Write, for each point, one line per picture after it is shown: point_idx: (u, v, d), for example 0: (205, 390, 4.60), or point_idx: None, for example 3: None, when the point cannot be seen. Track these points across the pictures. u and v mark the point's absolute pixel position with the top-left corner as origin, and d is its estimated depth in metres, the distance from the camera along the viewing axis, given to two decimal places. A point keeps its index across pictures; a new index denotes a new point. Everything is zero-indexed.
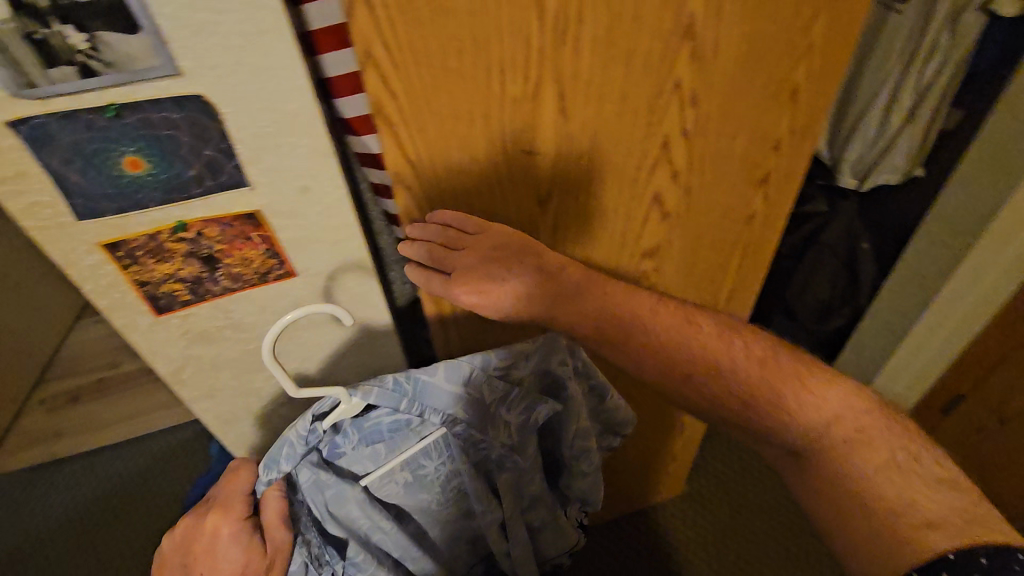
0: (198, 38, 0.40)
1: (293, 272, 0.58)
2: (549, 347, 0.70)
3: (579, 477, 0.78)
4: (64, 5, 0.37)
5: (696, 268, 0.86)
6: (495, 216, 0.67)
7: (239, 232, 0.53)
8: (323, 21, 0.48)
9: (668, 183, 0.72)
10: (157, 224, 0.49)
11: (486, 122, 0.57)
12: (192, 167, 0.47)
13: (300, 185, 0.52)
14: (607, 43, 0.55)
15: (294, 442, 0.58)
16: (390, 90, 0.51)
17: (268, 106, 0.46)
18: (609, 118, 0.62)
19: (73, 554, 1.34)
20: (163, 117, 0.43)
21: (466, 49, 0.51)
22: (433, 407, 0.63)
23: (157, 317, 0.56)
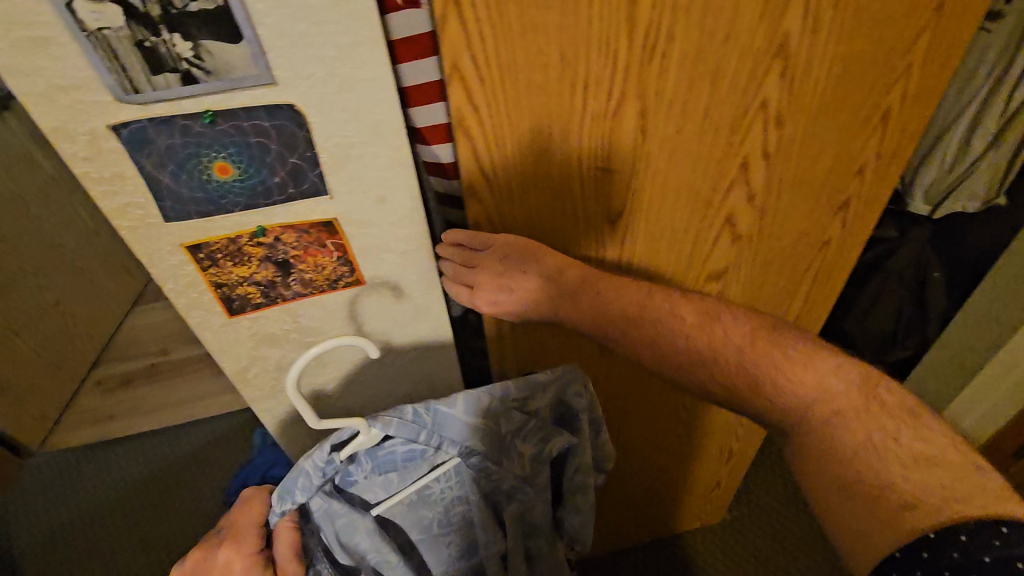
0: (295, 48, 0.40)
1: (362, 281, 0.58)
2: (565, 378, 0.69)
3: (574, 514, 0.73)
4: (173, 14, 0.37)
5: (763, 293, 0.82)
6: (563, 232, 0.65)
7: (315, 239, 0.53)
8: (406, 31, 0.50)
9: (742, 206, 0.69)
10: (238, 228, 0.50)
11: (564, 137, 0.56)
12: (277, 174, 0.47)
13: (377, 195, 0.51)
14: (695, 60, 0.53)
15: (309, 473, 0.60)
16: (473, 103, 0.51)
17: (355, 117, 0.45)
18: (688, 136, 0.60)
19: (109, 537, 1.38)
20: (254, 125, 0.43)
21: (552, 64, 0.50)
22: (450, 437, 0.63)
23: (229, 318, 0.57)
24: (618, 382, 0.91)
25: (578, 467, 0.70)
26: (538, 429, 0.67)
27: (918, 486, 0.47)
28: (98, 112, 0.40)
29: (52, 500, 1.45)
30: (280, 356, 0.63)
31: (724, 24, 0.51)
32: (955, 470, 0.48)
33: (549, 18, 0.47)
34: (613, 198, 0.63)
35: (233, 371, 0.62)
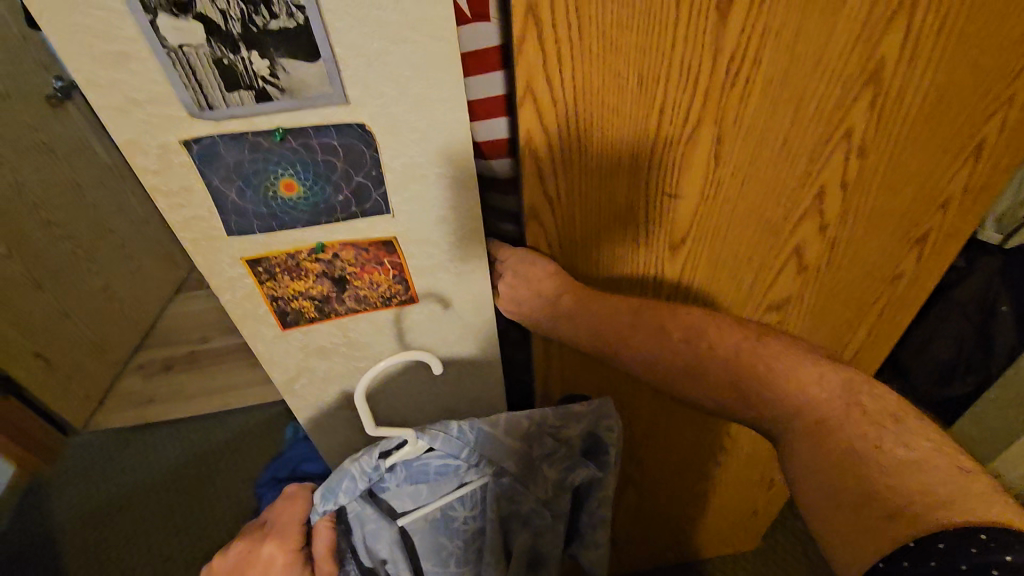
0: (371, 68, 0.39)
1: (416, 298, 0.57)
2: (602, 412, 0.66)
3: (591, 548, 0.74)
4: (254, 32, 0.36)
5: (824, 325, 0.78)
6: (623, 256, 0.63)
7: (373, 257, 0.51)
8: (475, 44, 0.49)
9: (812, 237, 0.65)
10: (298, 244, 0.49)
11: (633, 161, 0.54)
12: (341, 193, 0.46)
13: (438, 216, 0.50)
14: (778, 85, 0.50)
15: (354, 477, 0.57)
16: (544, 124, 0.49)
17: (424, 137, 0.44)
18: (763, 163, 0.56)
19: (142, 520, 1.36)
20: (323, 143, 0.42)
21: (629, 86, 0.48)
22: (487, 457, 0.60)
23: (283, 331, 0.56)
24: (660, 408, 0.88)
25: (597, 501, 0.70)
26: (568, 460, 0.65)
27: (906, 488, 0.41)
28: (171, 127, 0.39)
29: (88, 480, 1.44)
30: (328, 369, 0.62)
31: (814, 48, 0.48)
32: (941, 469, 0.41)
33: (629, 39, 0.45)
34: (677, 224, 0.60)
35: (280, 381, 0.62)
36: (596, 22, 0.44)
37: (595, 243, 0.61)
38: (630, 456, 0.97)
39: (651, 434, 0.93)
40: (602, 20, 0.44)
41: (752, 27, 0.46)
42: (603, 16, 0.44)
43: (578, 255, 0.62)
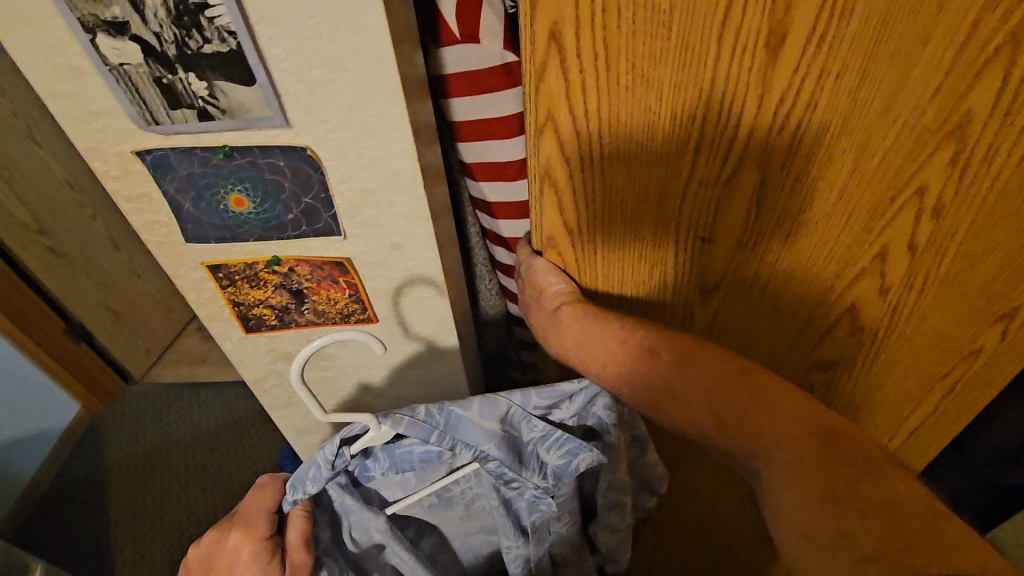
0: (311, 93, 0.43)
1: (374, 318, 0.62)
2: (592, 390, 0.58)
3: (608, 530, 0.68)
4: (188, 54, 0.40)
5: (880, 392, 0.70)
6: (649, 297, 0.59)
7: (327, 274, 0.57)
8: (460, 66, 0.54)
9: (870, 298, 0.58)
10: (255, 255, 0.55)
11: (664, 201, 0.50)
12: (290, 212, 0.51)
13: (392, 241, 0.54)
14: (836, 132, 0.44)
15: (318, 464, 0.53)
16: (565, 157, 0.47)
17: (372, 166, 0.48)
18: (816, 215, 0.51)
19: (178, 472, 1.45)
20: (268, 162, 0.47)
21: (663, 123, 0.44)
22: (464, 442, 0.55)
23: (245, 333, 0.64)
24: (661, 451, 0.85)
25: (608, 484, 0.63)
26: (565, 443, 0.57)
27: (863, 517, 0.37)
28: (125, 138, 0.46)
29: (142, 429, 1.55)
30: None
31: (882, 96, 0.42)
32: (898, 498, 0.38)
33: (662, 74, 0.41)
34: (710, 270, 0.56)
35: (254, 378, 0.71)
36: (624, 54, 0.40)
37: (619, 281, 0.58)
38: None
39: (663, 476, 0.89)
40: (631, 51, 0.40)
41: (807, 67, 0.41)
42: (634, 46, 0.40)
43: (600, 289, 0.59)
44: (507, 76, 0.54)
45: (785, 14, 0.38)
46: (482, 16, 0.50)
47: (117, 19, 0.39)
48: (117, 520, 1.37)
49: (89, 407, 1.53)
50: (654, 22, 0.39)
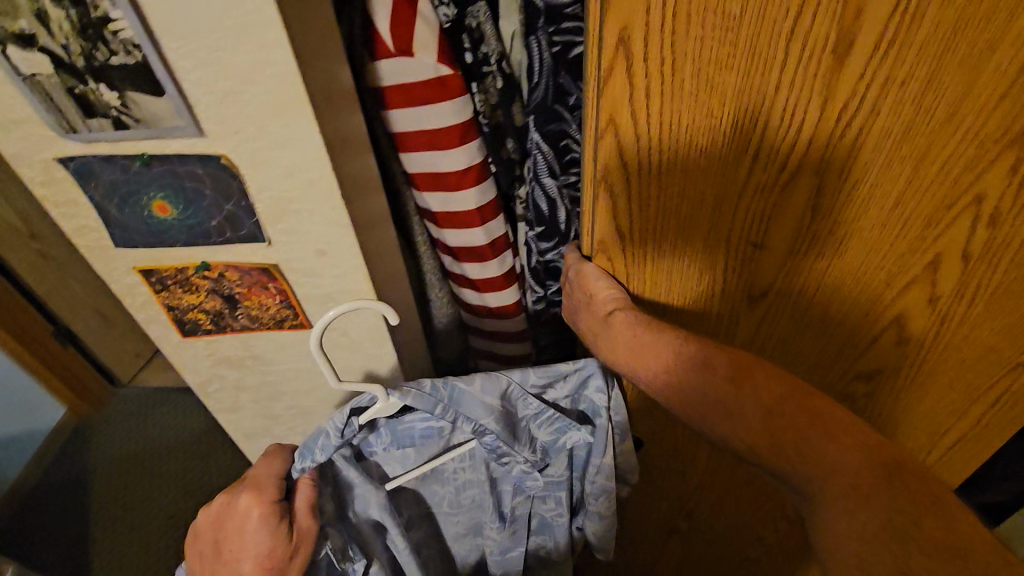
0: (221, 103, 0.44)
1: (307, 324, 0.63)
2: (590, 370, 0.62)
3: (596, 519, 0.69)
4: (97, 66, 0.41)
5: (921, 405, 0.70)
6: (697, 304, 0.59)
7: (257, 280, 0.58)
8: (398, 78, 0.56)
9: (919, 308, 0.58)
10: (185, 260, 0.56)
11: (718, 206, 0.50)
12: (214, 219, 0.52)
13: (317, 249, 0.55)
14: (896, 139, 0.44)
15: (329, 432, 0.54)
16: (623, 161, 0.47)
17: (291, 175, 0.49)
18: (870, 221, 0.50)
19: (161, 474, 1.44)
20: (188, 170, 0.48)
21: (721, 129, 0.44)
22: (466, 415, 0.57)
23: (183, 337, 0.65)
24: (683, 469, 0.83)
25: (596, 467, 0.65)
26: (557, 421, 0.63)
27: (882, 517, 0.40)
28: (47, 146, 0.47)
29: (123, 432, 1.54)
30: (236, 377, 0.71)
31: (945, 104, 0.42)
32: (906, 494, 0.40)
33: (726, 79, 0.42)
34: (759, 277, 0.55)
35: (197, 383, 0.72)
36: (690, 59, 0.41)
37: (665, 288, 0.57)
38: (671, 507, 0.91)
39: (679, 490, 0.87)
40: (697, 57, 0.40)
41: (873, 74, 0.41)
42: (700, 51, 0.40)
43: (645, 294, 0.58)
44: (441, 88, 0.57)
45: (852, 23, 0.38)
46: (415, 29, 0.53)
47: (24, 32, 0.40)
48: (96, 520, 1.36)
49: (76, 410, 1.53)
50: (722, 29, 0.39)
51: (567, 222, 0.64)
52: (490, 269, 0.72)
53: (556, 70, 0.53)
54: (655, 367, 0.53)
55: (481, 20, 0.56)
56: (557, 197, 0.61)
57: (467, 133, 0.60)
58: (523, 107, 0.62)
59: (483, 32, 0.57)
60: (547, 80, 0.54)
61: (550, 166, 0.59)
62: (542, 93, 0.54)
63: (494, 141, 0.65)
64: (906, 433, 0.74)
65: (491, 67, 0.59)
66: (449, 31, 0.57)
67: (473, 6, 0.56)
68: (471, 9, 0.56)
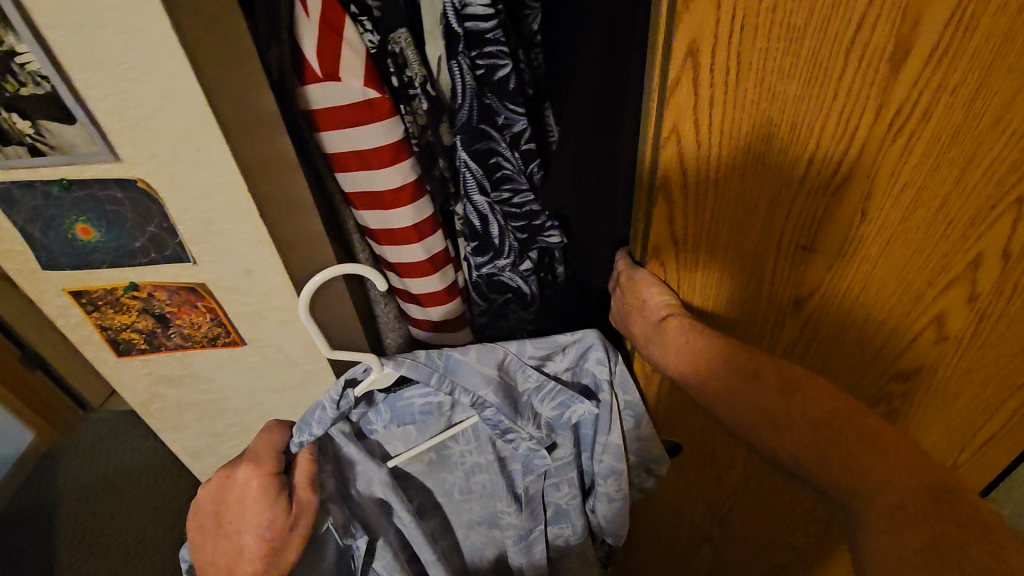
0: (134, 130, 0.45)
1: (241, 341, 0.64)
2: (590, 341, 0.63)
3: (604, 501, 0.72)
4: (9, 97, 0.43)
5: (956, 402, 0.71)
6: (742, 310, 0.60)
7: (186, 299, 0.59)
8: (327, 101, 0.54)
9: (959, 306, 0.59)
10: (114, 282, 0.57)
11: (772, 211, 0.51)
12: (138, 240, 0.53)
13: (243, 268, 0.56)
14: (944, 143, 0.46)
15: (324, 404, 0.54)
16: (683, 168, 0.48)
17: (210, 197, 0.50)
18: (915, 224, 0.52)
19: (135, 499, 1.45)
20: (109, 194, 0.49)
21: (779, 134, 0.46)
22: (463, 386, 0.57)
23: (119, 358, 0.66)
24: (721, 474, 0.83)
25: (602, 444, 0.67)
26: (559, 394, 0.63)
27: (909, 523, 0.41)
28: None
29: (95, 455, 1.55)
30: (177, 396, 0.72)
31: (993, 108, 0.44)
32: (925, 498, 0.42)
33: (788, 88, 0.43)
34: (806, 280, 0.57)
35: (138, 402, 0.72)
36: (756, 69, 0.42)
37: (713, 293, 0.58)
38: (707, 515, 0.91)
39: (709, 495, 0.87)
40: (762, 65, 0.42)
41: (929, 80, 0.43)
42: (764, 64, 0.42)
43: (693, 302, 0.59)
44: (371, 110, 0.55)
45: (910, 33, 0.40)
46: (342, 54, 0.52)
47: None
48: (61, 550, 1.36)
49: (44, 436, 1.54)
50: (787, 40, 0.41)
51: (501, 236, 0.63)
52: (432, 284, 0.69)
53: (480, 91, 0.52)
54: (706, 373, 0.54)
55: (403, 47, 0.55)
56: (488, 211, 0.60)
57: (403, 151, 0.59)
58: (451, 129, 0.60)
59: (406, 58, 0.55)
60: (470, 102, 0.52)
61: (479, 182, 0.58)
62: (467, 114, 0.53)
63: (426, 160, 0.63)
64: (928, 437, 0.76)
65: (417, 90, 0.57)
66: (375, 56, 0.55)
67: (395, 32, 0.54)
68: (392, 35, 0.54)
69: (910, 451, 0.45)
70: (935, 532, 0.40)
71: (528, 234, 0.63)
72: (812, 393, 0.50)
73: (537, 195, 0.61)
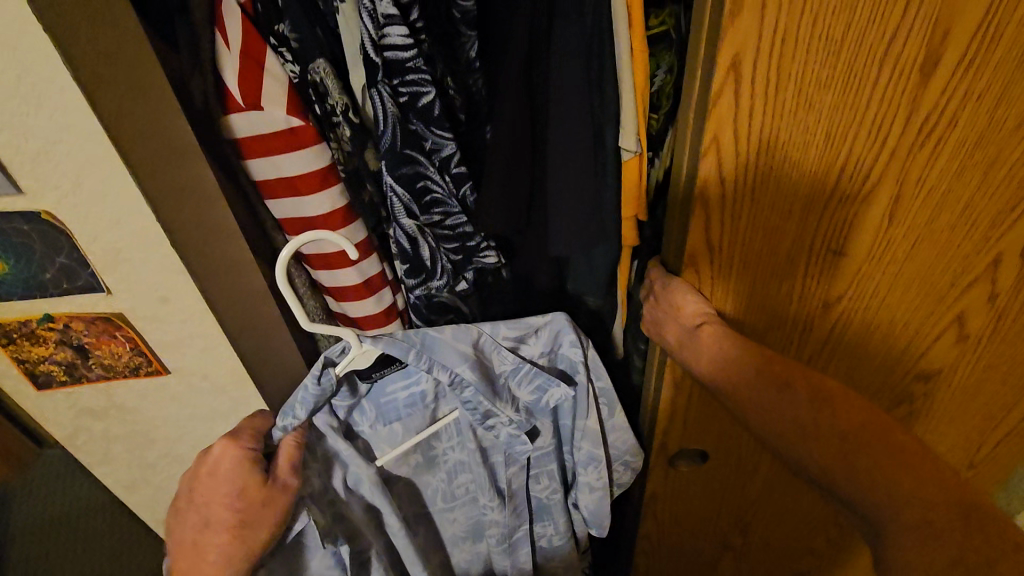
0: (34, 162, 0.46)
1: (164, 370, 0.64)
2: (558, 325, 0.64)
3: (586, 491, 0.72)
4: None
5: (975, 400, 0.73)
6: (771, 317, 0.61)
7: (103, 329, 0.59)
8: (249, 130, 0.58)
9: (980, 305, 0.61)
10: (26, 314, 0.57)
11: (803, 216, 0.52)
12: (48, 271, 0.53)
13: (159, 295, 0.57)
14: (970, 149, 0.49)
15: (306, 383, 0.53)
16: (723, 178, 0.50)
17: (117, 224, 0.51)
18: (940, 227, 0.54)
19: (103, 542, 1.40)
20: (13, 226, 0.50)
21: (815, 141, 0.48)
22: (441, 362, 0.58)
23: (39, 391, 0.65)
24: (744, 483, 0.84)
25: (580, 429, 0.68)
26: (535, 376, 0.63)
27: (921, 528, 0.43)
28: None
29: (54, 496, 1.50)
30: (101, 428, 0.71)
31: (1016, 114, 0.47)
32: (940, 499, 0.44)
33: (825, 98, 0.45)
34: (835, 284, 0.58)
35: (66, 435, 0.71)
36: (796, 79, 0.44)
37: (742, 302, 0.59)
38: (730, 523, 0.91)
39: (734, 502, 0.87)
40: (799, 76, 0.44)
41: (956, 87, 0.45)
42: (804, 74, 0.44)
43: (726, 311, 0.60)
44: (294, 137, 0.58)
45: (940, 44, 0.43)
46: (264, 85, 0.56)
47: None
48: None
49: None
50: (823, 52, 0.43)
51: (433, 257, 0.66)
52: (368, 307, 0.70)
53: (404, 118, 0.57)
54: (738, 389, 0.55)
55: (323, 77, 0.57)
56: (418, 234, 0.64)
57: (333, 176, 0.62)
58: (375, 153, 0.63)
59: (327, 87, 0.58)
60: (393, 127, 0.57)
61: (407, 206, 0.61)
62: (391, 140, 0.57)
63: (354, 186, 0.66)
64: (943, 442, 0.78)
65: (340, 119, 0.60)
66: (297, 86, 0.59)
67: (315, 62, 0.57)
68: (312, 66, 0.57)
69: (925, 454, 0.46)
70: (961, 546, 0.41)
71: (463, 255, 0.67)
72: (840, 402, 0.51)
73: (469, 217, 0.65)
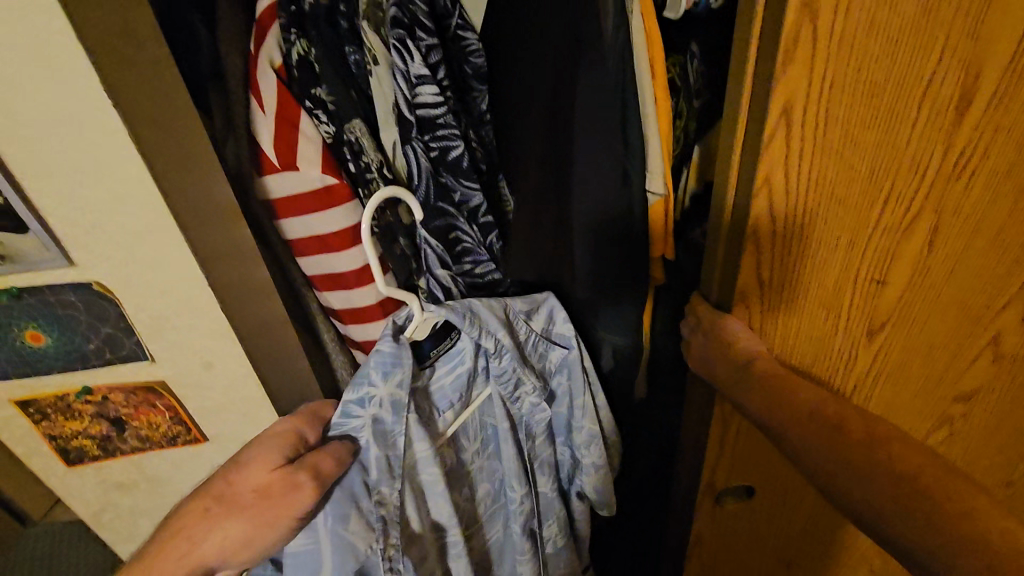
0: (88, 234, 0.45)
1: (203, 438, 0.61)
2: (552, 302, 0.65)
3: (588, 473, 0.70)
4: None
5: (1011, 417, 0.74)
6: (818, 348, 0.61)
7: (143, 399, 0.56)
8: (282, 189, 0.57)
9: (1011, 325, 0.64)
10: (64, 387, 0.54)
11: (849, 247, 0.54)
12: (91, 342, 0.51)
13: (203, 360, 0.55)
14: (1000, 178, 0.52)
15: (381, 349, 0.52)
16: (774, 214, 0.51)
17: (165, 291, 0.49)
18: (975, 252, 0.56)
19: None
20: (60, 298, 0.48)
21: (860, 178, 0.50)
22: (488, 330, 0.58)
23: (68, 467, 0.61)
24: (788, 516, 0.83)
25: (580, 407, 0.67)
26: (542, 345, 0.65)
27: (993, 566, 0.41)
28: None
29: None
30: (131, 503, 0.66)
31: None
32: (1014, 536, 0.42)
33: (869, 137, 0.47)
34: (879, 312, 0.59)
35: (88, 514, 0.66)
36: (840, 120, 0.46)
37: (790, 333, 0.60)
38: (774, 559, 0.89)
39: (779, 536, 0.85)
40: (845, 118, 0.46)
41: (987, 122, 0.48)
42: (848, 115, 0.46)
43: (776, 345, 0.61)
44: (329, 196, 0.58)
45: (972, 86, 0.46)
46: (299, 146, 0.56)
47: None
48: None
49: None
50: (866, 96, 0.45)
51: None
52: None
53: (436, 171, 0.59)
54: (792, 423, 0.54)
55: (359, 135, 0.57)
56: (452, 283, 0.64)
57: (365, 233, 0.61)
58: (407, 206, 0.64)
59: (362, 145, 0.58)
60: (426, 181, 0.58)
61: (441, 257, 0.61)
62: (425, 192, 0.59)
63: (386, 240, 0.63)
64: (980, 462, 0.79)
65: (374, 174, 0.58)
66: (331, 145, 0.59)
67: (350, 122, 0.57)
68: (348, 126, 0.57)
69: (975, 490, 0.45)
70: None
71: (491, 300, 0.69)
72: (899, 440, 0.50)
73: (496, 262, 0.66)
